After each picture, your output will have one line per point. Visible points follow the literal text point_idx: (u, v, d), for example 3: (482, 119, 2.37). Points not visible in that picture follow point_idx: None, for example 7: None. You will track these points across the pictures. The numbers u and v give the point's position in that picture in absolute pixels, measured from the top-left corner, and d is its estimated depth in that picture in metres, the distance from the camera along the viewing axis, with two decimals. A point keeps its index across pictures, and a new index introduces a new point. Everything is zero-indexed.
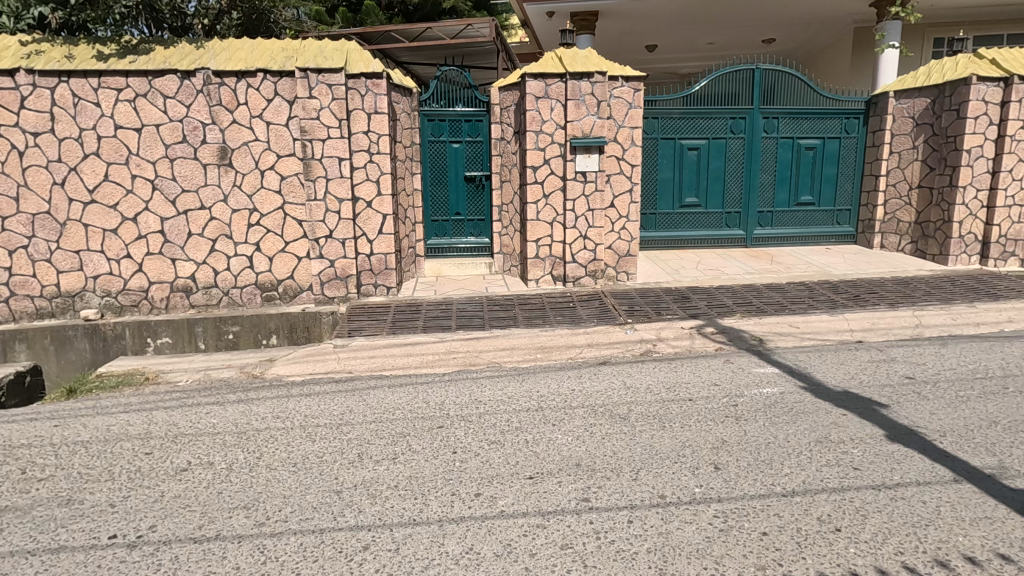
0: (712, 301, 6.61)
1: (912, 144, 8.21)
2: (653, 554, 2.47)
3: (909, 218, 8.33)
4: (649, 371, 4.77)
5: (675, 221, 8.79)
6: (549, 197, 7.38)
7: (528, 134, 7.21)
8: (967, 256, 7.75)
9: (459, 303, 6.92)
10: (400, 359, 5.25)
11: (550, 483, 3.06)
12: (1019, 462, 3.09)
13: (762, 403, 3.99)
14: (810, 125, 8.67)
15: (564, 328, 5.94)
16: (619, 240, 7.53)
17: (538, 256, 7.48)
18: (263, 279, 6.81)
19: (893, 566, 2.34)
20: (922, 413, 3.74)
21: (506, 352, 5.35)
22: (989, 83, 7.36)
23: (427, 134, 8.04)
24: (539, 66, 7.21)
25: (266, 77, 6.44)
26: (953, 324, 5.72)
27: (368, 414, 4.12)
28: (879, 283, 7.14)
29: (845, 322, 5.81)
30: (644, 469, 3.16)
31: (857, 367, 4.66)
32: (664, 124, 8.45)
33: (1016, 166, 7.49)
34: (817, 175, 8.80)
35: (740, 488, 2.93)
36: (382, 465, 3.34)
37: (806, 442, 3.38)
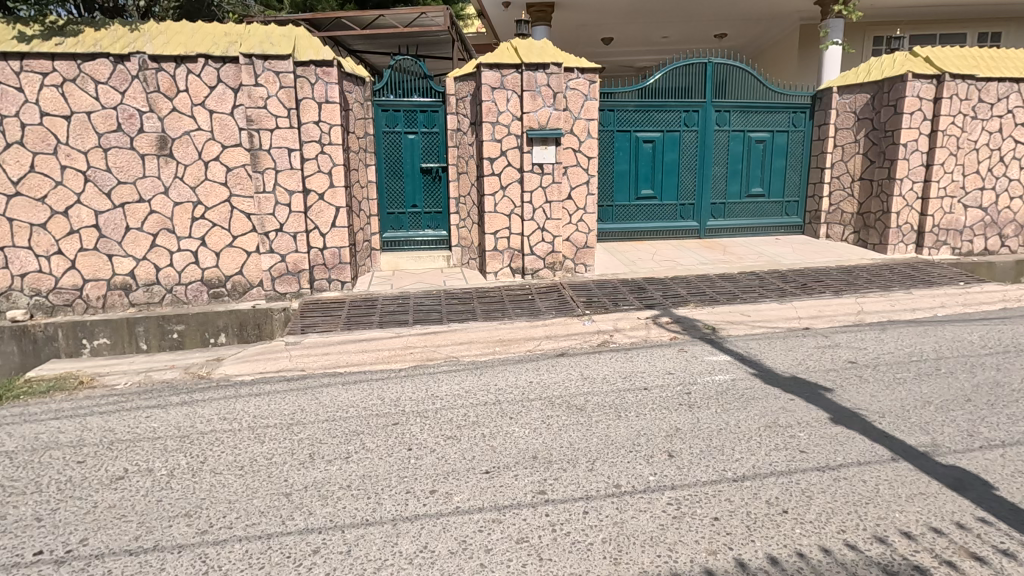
0: (667, 292, 6.73)
1: (854, 138, 8.55)
2: (608, 544, 2.48)
3: (851, 209, 8.68)
4: (605, 361, 4.81)
5: (632, 213, 8.91)
6: (507, 188, 7.32)
7: (483, 125, 7.13)
8: (904, 246, 8.14)
9: (416, 297, 6.81)
10: (355, 356, 5.11)
11: (506, 476, 3.04)
12: (949, 439, 3.27)
13: (715, 390, 4.09)
14: (760, 118, 8.90)
15: (522, 320, 5.93)
16: (577, 232, 7.59)
17: (496, 249, 7.43)
18: (209, 276, 6.52)
19: (835, 544, 2.42)
20: (863, 395, 3.91)
21: (464, 346, 5.29)
22: (923, 80, 7.71)
23: (381, 125, 7.85)
24: (494, 56, 7.13)
25: (208, 62, 6.13)
26: (891, 310, 6.00)
27: (321, 412, 3.99)
28: (825, 271, 7.42)
29: (793, 310, 6.01)
30: (599, 459, 3.17)
31: (804, 353, 4.83)
32: (620, 116, 8.53)
33: (948, 159, 7.89)
34: (767, 167, 9.07)
35: (693, 474, 2.98)
36: (334, 465, 3.24)
37: (755, 427, 3.48)
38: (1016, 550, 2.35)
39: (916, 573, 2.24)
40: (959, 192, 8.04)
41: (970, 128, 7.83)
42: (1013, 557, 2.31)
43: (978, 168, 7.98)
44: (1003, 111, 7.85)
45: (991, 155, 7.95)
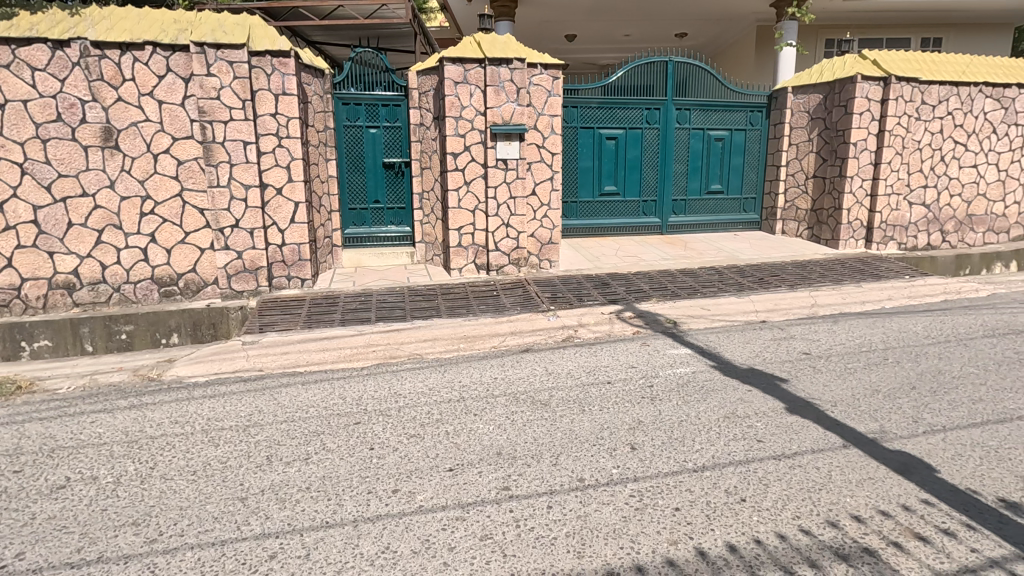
0: (631, 287, 6.82)
1: (807, 137, 8.83)
2: (571, 538, 2.48)
3: (805, 206, 8.99)
4: (570, 356, 4.83)
5: (596, 209, 8.99)
6: (471, 184, 7.27)
7: (446, 120, 7.05)
8: (854, 241, 8.48)
9: (379, 294, 6.71)
10: (316, 355, 4.99)
11: (470, 473, 3.01)
12: (895, 425, 3.41)
13: (676, 382, 4.16)
14: (719, 117, 9.10)
15: (487, 316, 5.90)
16: (541, 227, 7.60)
17: (460, 245, 7.37)
18: (159, 274, 6.24)
19: (790, 529, 2.49)
20: (817, 385, 4.04)
21: (428, 343, 5.24)
22: (871, 82, 8.02)
23: (341, 119, 7.67)
24: (457, 50, 7.06)
25: (156, 50, 5.86)
26: (842, 303, 6.24)
27: (279, 413, 3.87)
28: (780, 266, 7.65)
29: (751, 303, 6.17)
30: (563, 453, 3.18)
31: (761, 345, 4.97)
32: (584, 113, 8.58)
33: (895, 158, 8.24)
34: (726, 165, 9.28)
35: (654, 466, 3.02)
36: (293, 467, 3.15)
37: (715, 418, 3.55)
38: (956, 529, 2.46)
39: (865, 555, 2.32)
40: (905, 190, 8.41)
41: (915, 128, 8.20)
42: (953, 536, 2.42)
43: (921, 167, 8.37)
44: (944, 113, 8.24)
45: (934, 155, 8.34)
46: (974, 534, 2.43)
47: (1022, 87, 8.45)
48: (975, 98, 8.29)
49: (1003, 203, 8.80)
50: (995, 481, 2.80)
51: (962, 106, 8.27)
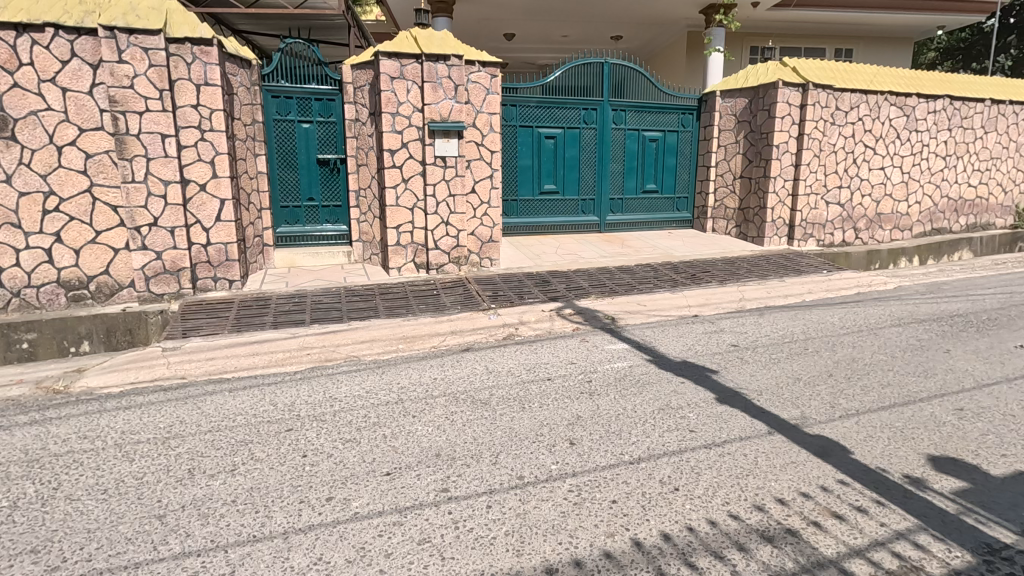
0: (570, 284, 6.91)
1: (735, 139, 9.26)
2: (511, 536, 2.47)
3: (733, 205, 9.42)
4: (510, 354, 4.83)
5: (536, 208, 9.06)
6: (409, 181, 7.14)
7: (383, 116, 6.89)
8: (778, 238, 8.96)
9: (314, 295, 6.48)
10: (245, 359, 4.75)
11: (407, 477, 2.94)
12: (814, 411, 3.63)
13: (614, 377, 4.25)
14: (653, 118, 9.38)
15: (427, 316, 5.81)
16: (481, 226, 7.56)
17: (399, 244, 7.22)
18: (67, 276, 5.74)
19: (720, 515, 2.59)
20: (744, 375, 4.24)
21: (365, 344, 5.08)
22: (791, 88, 8.51)
23: (271, 112, 7.33)
24: (393, 44, 6.90)
25: (59, 33, 5.37)
26: (768, 297, 6.59)
27: (203, 423, 3.64)
28: (711, 263, 7.98)
29: (684, 299, 6.40)
30: (503, 452, 3.17)
31: (693, 339, 5.16)
32: (523, 112, 8.63)
33: (813, 159, 8.77)
34: (660, 165, 9.58)
35: (593, 460, 3.06)
36: (218, 480, 2.96)
37: (651, 411, 3.65)
38: (867, 506, 2.64)
39: (788, 535, 2.44)
40: (822, 190, 8.96)
41: (830, 132, 8.76)
42: (865, 513, 2.59)
43: (836, 169, 8.96)
44: (855, 119, 8.86)
45: (846, 158, 8.95)
46: (883, 510, 2.61)
47: (921, 96, 9.21)
48: (881, 106, 8.96)
49: (906, 202, 9.57)
50: (901, 459, 3.03)
51: (870, 113, 8.93)
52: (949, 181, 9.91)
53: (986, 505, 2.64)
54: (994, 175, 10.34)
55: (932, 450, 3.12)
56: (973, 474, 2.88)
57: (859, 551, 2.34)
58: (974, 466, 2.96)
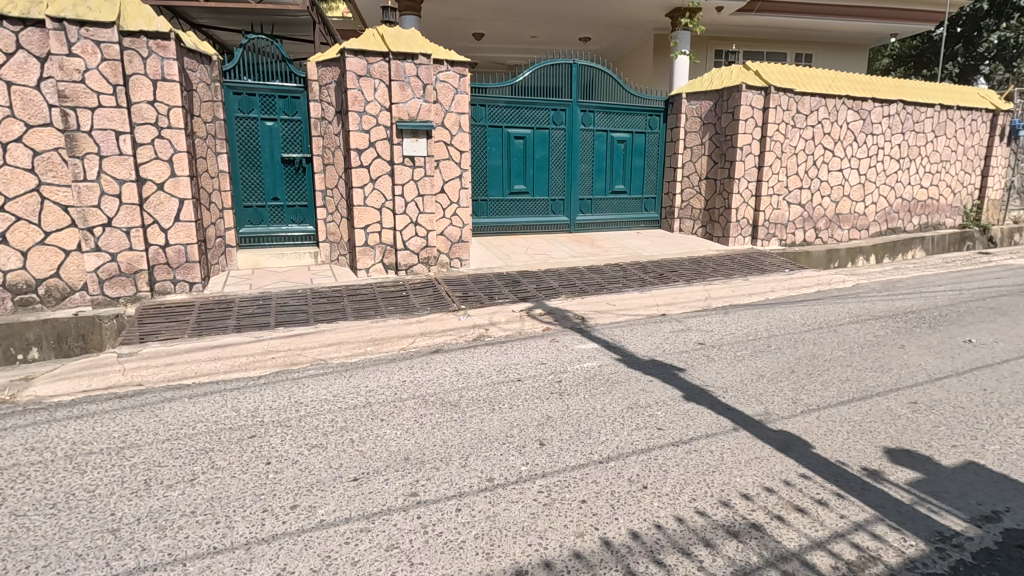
0: (541, 284, 6.92)
1: (700, 141, 9.43)
2: (481, 539, 2.45)
3: (699, 205, 9.60)
4: (480, 356, 4.81)
5: (506, 208, 9.05)
6: (377, 181, 7.04)
7: (349, 114, 6.78)
8: (742, 238, 9.17)
9: (279, 297, 6.32)
10: (207, 365, 4.60)
11: (375, 482, 2.89)
12: (777, 407, 3.72)
13: (584, 376, 4.27)
14: (621, 119, 9.48)
15: (396, 317, 5.74)
16: (450, 226, 7.51)
17: (367, 244, 7.12)
18: (13, 280, 5.46)
19: (687, 512, 2.62)
20: (710, 373, 4.32)
21: (332, 347, 4.98)
22: (754, 91, 8.72)
23: (232, 109, 7.13)
24: (359, 41, 6.79)
25: (2, 24, 5.10)
26: (733, 296, 6.73)
27: (161, 432, 3.51)
28: (679, 262, 8.11)
29: (652, 298, 6.49)
30: (472, 454, 3.15)
31: (661, 337, 5.22)
32: (492, 112, 8.61)
33: (776, 161, 9.01)
34: (628, 166, 9.69)
35: (562, 460, 3.07)
36: (176, 490, 2.85)
37: (620, 409, 3.68)
38: (828, 499, 2.71)
39: (753, 530, 2.49)
40: (785, 191, 9.21)
41: (791, 135, 9.01)
42: (826, 505, 2.66)
43: (797, 171, 9.22)
44: (814, 122, 9.14)
45: (807, 160, 9.22)
46: (843, 502, 2.69)
47: (876, 101, 9.55)
48: (839, 110, 9.26)
49: (863, 203, 9.92)
50: (860, 452, 3.13)
51: (829, 117, 9.22)
52: (903, 182, 10.30)
53: (938, 494, 2.74)
54: (944, 177, 10.81)
55: (888, 442, 3.23)
56: (926, 465, 3.00)
57: (820, 543, 2.40)
58: (927, 457, 3.08)
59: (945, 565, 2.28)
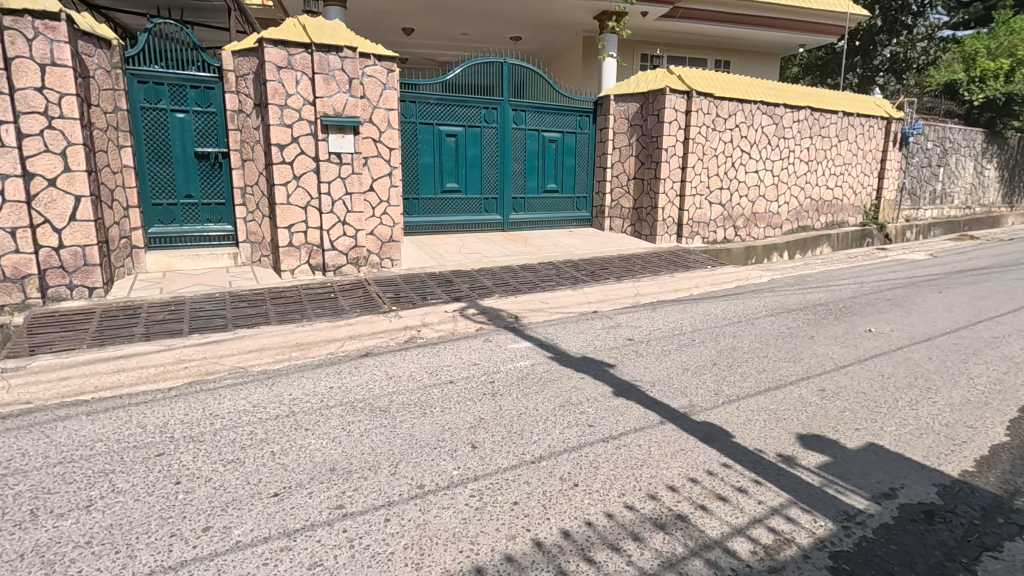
0: (474, 284, 6.87)
1: (628, 142, 9.70)
2: (410, 550, 2.38)
3: (628, 204, 9.87)
4: (412, 358, 4.70)
5: (438, 206, 8.93)
6: (301, 178, 6.72)
7: (269, 108, 6.43)
8: (668, 236, 9.52)
9: (194, 301, 5.91)
10: (109, 377, 4.21)
11: (298, 496, 2.74)
12: (700, 399, 3.87)
13: (516, 376, 4.27)
14: (551, 119, 9.58)
15: (323, 320, 5.50)
16: (381, 225, 7.30)
17: (292, 244, 6.79)
18: None
19: (617, 507, 2.66)
20: (639, 368, 4.43)
21: (253, 354, 4.70)
22: (677, 95, 9.07)
23: (137, 99, 6.59)
24: (279, 31, 6.46)
25: None
26: (660, 292, 6.96)
27: (51, 454, 3.17)
28: (609, 260, 8.30)
29: (584, 295, 6.60)
30: (402, 461, 3.06)
31: (593, 335, 5.31)
32: (422, 109, 8.48)
33: (698, 162, 9.40)
34: (559, 165, 9.81)
35: (494, 462, 3.04)
36: (69, 519, 2.58)
37: (552, 408, 3.70)
38: (747, 486, 2.84)
39: (678, 521, 2.56)
40: (707, 191, 9.64)
41: (711, 138, 9.46)
42: (745, 492, 2.79)
43: (718, 172, 9.68)
44: (732, 126, 9.63)
45: (726, 162, 9.71)
46: (760, 488, 2.82)
47: (787, 107, 10.20)
48: (754, 114, 9.82)
49: (777, 203, 10.57)
50: (775, 439, 3.30)
51: (745, 121, 9.74)
52: (811, 183, 11.06)
53: (844, 476, 2.94)
54: (847, 179, 11.69)
55: (800, 429, 3.44)
56: (833, 448, 3.20)
57: (740, 530, 2.51)
58: (834, 441, 3.29)
59: (850, 542, 2.44)
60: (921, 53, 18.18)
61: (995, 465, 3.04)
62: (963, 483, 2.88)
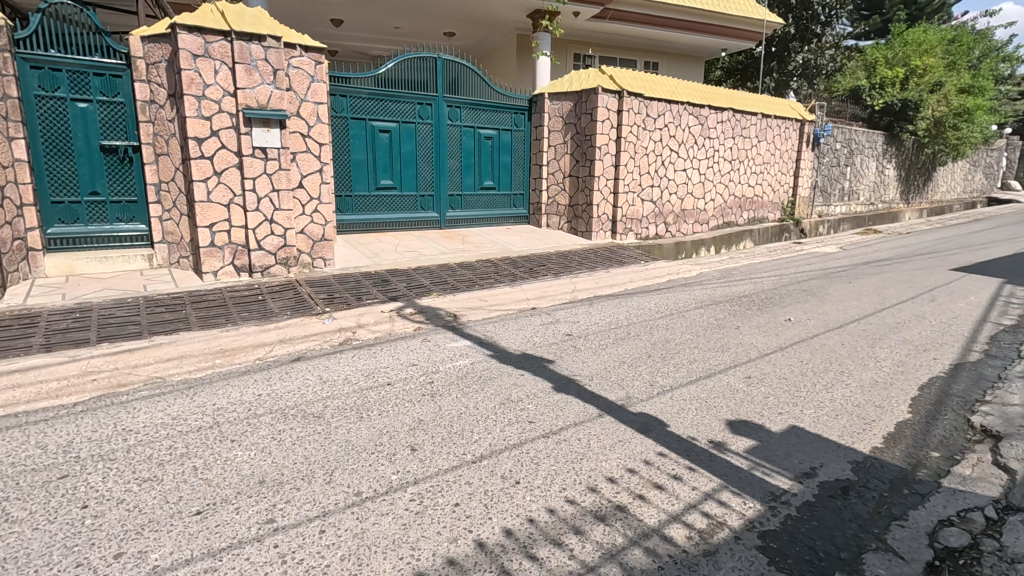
0: (411, 283, 6.74)
1: (563, 140, 9.82)
2: (347, 561, 2.28)
3: (564, 201, 10.00)
4: (347, 361, 4.54)
5: (372, 204, 8.69)
6: (222, 174, 6.34)
7: (185, 98, 6.01)
8: (603, 233, 9.74)
9: (103, 307, 5.44)
10: (3, 394, 3.79)
11: (223, 513, 2.57)
12: (636, 391, 3.97)
13: (456, 375, 4.21)
14: (487, 116, 9.54)
15: (251, 324, 5.22)
16: (311, 223, 7.02)
17: (214, 245, 6.40)
18: None
19: (558, 502, 2.68)
20: (578, 363, 4.49)
21: (172, 362, 4.39)
22: (610, 95, 9.28)
23: (30, 86, 5.96)
24: (194, 17, 6.05)
25: None
26: (596, 288, 7.11)
27: None
28: (547, 257, 8.38)
29: (523, 292, 6.62)
30: (338, 468, 2.94)
31: (532, 331, 5.34)
32: (353, 103, 8.21)
33: (630, 160, 9.68)
34: (496, 162, 9.79)
35: (434, 465, 2.98)
36: None
37: (492, 406, 3.68)
38: (682, 473, 2.93)
39: (618, 512, 2.61)
40: (639, 189, 9.93)
41: (642, 137, 9.76)
42: (680, 480, 2.88)
43: (649, 170, 10.00)
44: (661, 125, 9.97)
45: (657, 160, 10.05)
46: (694, 475, 2.92)
47: (711, 108, 10.69)
48: (682, 115, 10.21)
49: (704, 200, 11.06)
50: (706, 427, 3.44)
51: (673, 121, 10.12)
52: (735, 182, 11.65)
53: (770, 458, 3.10)
54: (766, 178, 12.41)
55: (729, 415, 3.59)
56: (759, 433, 3.37)
57: (676, 516, 2.59)
58: (760, 426, 3.47)
59: (777, 521, 2.57)
60: (829, 61, 19.59)
61: (900, 441, 3.31)
62: (873, 459, 3.11)
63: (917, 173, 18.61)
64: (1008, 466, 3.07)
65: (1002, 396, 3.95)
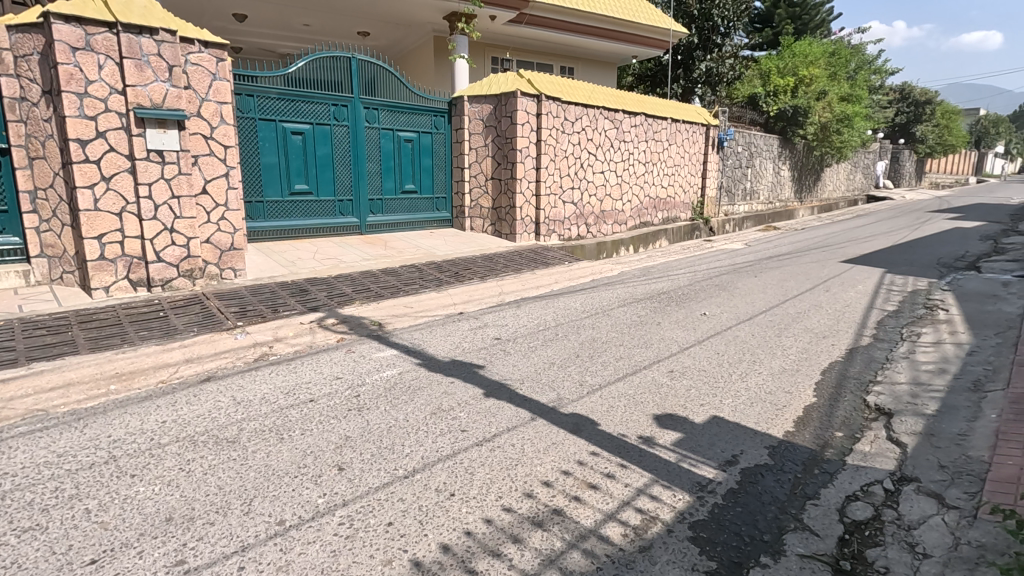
0: (332, 291, 6.45)
1: (484, 143, 9.80)
2: None
3: (488, 204, 9.99)
4: (264, 378, 4.25)
5: (285, 209, 8.25)
6: (112, 180, 5.75)
7: (63, 95, 5.38)
8: (527, 235, 9.83)
9: None
10: None
11: (124, 559, 2.30)
12: (567, 391, 4.01)
13: (383, 387, 4.06)
14: (406, 118, 9.33)
15: (153, 344, 4.77)
16: (218, 231, 6.55)
17: (104, 257, 5.78)
18: None
19: (495, 512, 2.63)
20: (508, 367, 4.47)
21: (57, 391, 3.90)
22: (528, 99, 9.39)
23: None
24: (73, 5, 5.45)
25: None
26: (522, 290, 7.14)
27: None
28: (472, 260, 8.34)
29: (449, 297, 6.54)
30: (258, 497, 2.72)
31: (461, 336, 5.27)
32: (262, 103, 7.76)
33: (551, 162, 9.84)
34: (416, 166, 9.60)
35: (365, 483, 2.84)
36: None
37: (423, 417, 3.58)
38: (614, 471, 2.98)
39: (555, 516, 2.60)
40: (560, 191, 10.12)
41: (561, 140, 9.95)
42: (613, 477, 2.93)
43: (569, 172, 10.22)
44: (579, 129, 10.23)
45: (576, 163, 10.30)
46: (626, 471, 2.98)
47: (624, 112, 11.11)
48: (597, 119, 10.54)
49: (621, 201, 11.46)
50: (635, 422, 3.53)
51: (590, 124, 10.42)
52: (649, 183, 12.18)
53: (695, 449, 3.23)
54: (677, 179, 13.07)
55: (655, 410, 3.71)
56: (684, 425, 3.51)
57: (611, 515, 2.62)
58: (684, 418, 3.60)
59: (705, 510, 2.67)
60: (729, 69, 20.95)
61: (808, 424, 3.56)
62: (786, 442, 3.32)
63: (808, 173, 20.33)
64: (899, 440, 3.39)
65: (890, 375, 4.38)
